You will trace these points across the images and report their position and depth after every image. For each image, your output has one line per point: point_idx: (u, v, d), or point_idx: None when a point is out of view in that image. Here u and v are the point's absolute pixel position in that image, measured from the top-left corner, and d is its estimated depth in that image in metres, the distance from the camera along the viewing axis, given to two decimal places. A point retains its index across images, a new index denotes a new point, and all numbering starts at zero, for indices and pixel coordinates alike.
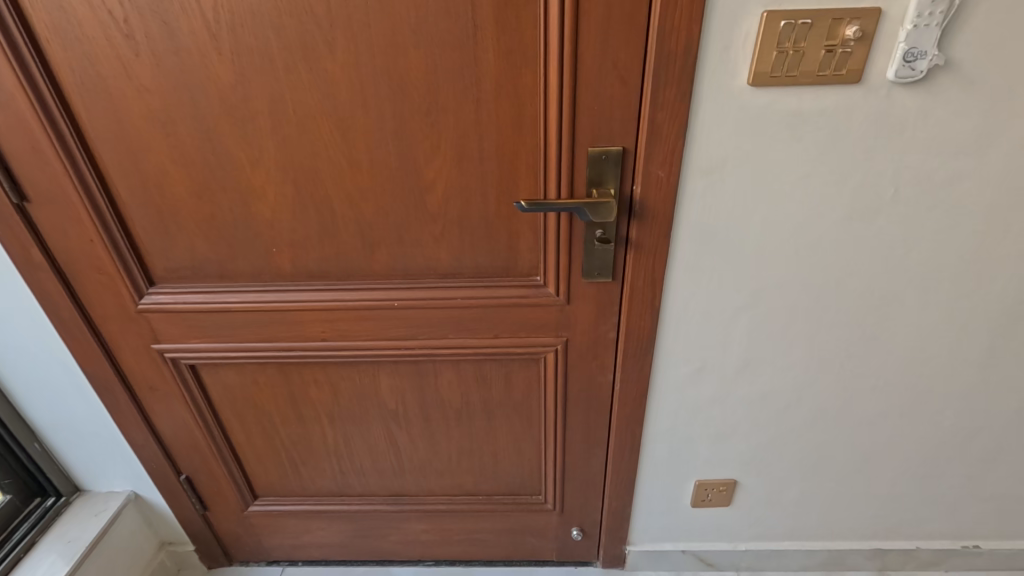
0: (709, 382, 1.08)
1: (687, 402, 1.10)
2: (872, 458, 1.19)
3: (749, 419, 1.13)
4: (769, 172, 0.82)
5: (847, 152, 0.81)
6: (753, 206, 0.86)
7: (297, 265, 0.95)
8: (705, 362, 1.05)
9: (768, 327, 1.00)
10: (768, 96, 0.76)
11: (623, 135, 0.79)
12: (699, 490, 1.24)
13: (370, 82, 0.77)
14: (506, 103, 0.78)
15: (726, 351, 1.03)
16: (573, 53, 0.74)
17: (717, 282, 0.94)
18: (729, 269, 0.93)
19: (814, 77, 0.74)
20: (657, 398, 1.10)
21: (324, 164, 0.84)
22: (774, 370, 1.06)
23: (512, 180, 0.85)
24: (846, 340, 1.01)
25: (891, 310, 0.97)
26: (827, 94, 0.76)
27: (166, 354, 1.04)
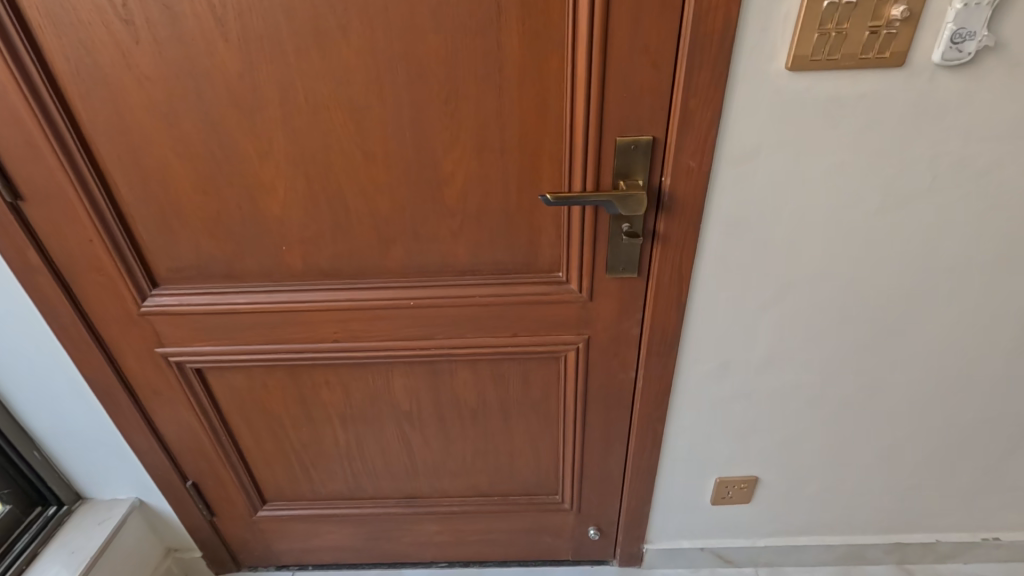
0: (732, 378, 1.05)
1: (710, 398, 1.08)
2: (896, 453, 1.17)
3: (773, 415, 1.11)
4: (803, 161, 0.79)
5: (886, 139, 0.77)
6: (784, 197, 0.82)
7: (308, 264, 0.90)
8: (729, 358, 1.02)
9: (794, 322, 0.97)
10: (806, 80, 0.72)
11: (652, 124, 0.76)
12: (720, 487, 1.22)
13: (386, 69, 0.73)
14: (530, 90, 0.74)
15: (752, 347, 1.00)
16: (603, 37, 0.69)
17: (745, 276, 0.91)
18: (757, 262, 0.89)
19: (856, 60, 0.70)
20: (679, 395, 1.07)
21: (336, 157, 0.80)
22: (799, 365, 1.03)
23: (535, 172, 0.81)
24: (875, 334, 0.99)
25: (921, 303, 0.95)
26: (867, 78, 0.72)
27: (171, 358, 1.00)
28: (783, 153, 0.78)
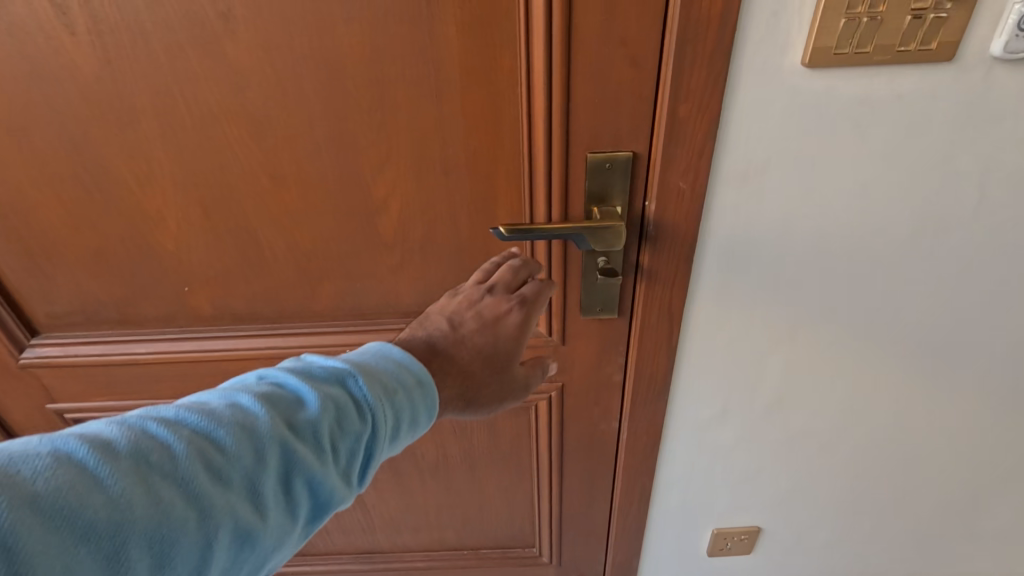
0: (734, 426, 0.90)
1: (707, 448, 0.92)
2: (916, 503, 1.03)
3: (780, 465, 0.96)
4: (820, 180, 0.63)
5: (924, 152, 0.62)
6: (796, 222, 0.67)
7: (218, 307, 0.74)
8: (730, 404, 0.87)
9: (806, 363, 0.82)
10: (828, 80, 0.57)
11: (633, 137, 0.60)
12: (718, 538, 1.08)
13: (288, 70, 0.56)
14: (475, 95, 0.58)
15: (756, 390, 0.85)
16: (566, 25, 0.53)
17: (747, 313, 0.76)
18: (763, 297, 0.74)
19: (893, 54, 0.54)
20: (672, 445, 0.91)
21: (238, 180, 0.63)
22: (811, 410, 0.88)
23: (488, 197, 0.65)
24: (899, 373, 0.84)
25: (954, 340, 0.80)
26: (906, 75, 0.57)
27: (68, 415, 0.84)
28: (796, 169, 0.62)
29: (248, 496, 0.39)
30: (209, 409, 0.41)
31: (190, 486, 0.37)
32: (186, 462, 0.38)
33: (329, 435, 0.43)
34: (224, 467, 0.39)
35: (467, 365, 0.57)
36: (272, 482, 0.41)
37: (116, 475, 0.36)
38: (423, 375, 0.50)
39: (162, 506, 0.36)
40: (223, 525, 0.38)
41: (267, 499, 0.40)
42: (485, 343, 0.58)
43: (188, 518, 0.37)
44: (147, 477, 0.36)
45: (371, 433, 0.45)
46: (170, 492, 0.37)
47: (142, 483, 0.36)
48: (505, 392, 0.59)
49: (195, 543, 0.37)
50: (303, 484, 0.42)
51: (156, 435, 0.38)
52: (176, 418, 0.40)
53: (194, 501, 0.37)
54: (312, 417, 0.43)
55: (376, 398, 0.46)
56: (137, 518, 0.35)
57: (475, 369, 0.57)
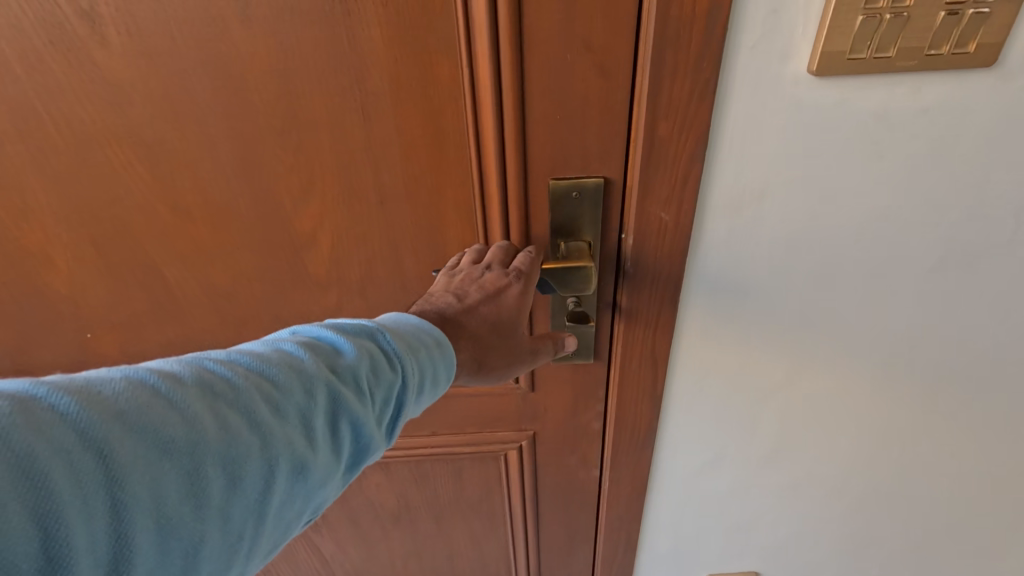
0: (729, 473, 0.80)
1: (698, 495, 0.82)
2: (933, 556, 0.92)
3: (781, 512, 0.86)
4: (828, 208, 0.53)
5: (953, 175, 0.52)
6: (800, 256, 0.57)
7: (128, 355, 0.64)
8: (724, 449, 0.77)
9: (810, 407, 0.72)
10: (839, 91, 0.46)
11: (604, 160, 0.50)
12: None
13: (176, 84, 0.46)
14: (410, 111, 0.47)
15: (753, 435, 0.75)
16: (516, 26, 0.43)
17: (743, 354, 0.66)
18: (761, 337, 0.64)
19: (922, 58, 0.44)
20: (659, 493, 0.82)
21: (132, 212, 0.53)
22: (815, 456, 0.78)
23: (436, 230, 0.55)
24: (917, 418, 0.74)
25: (982, 384, 0.70)
26: (933, 84, 0.46)
27: None
28: (800, 196, 0.52)
29: (303, 433, 0.35)
30: (255, 352, 0.37)
31: (251, 416, 0.33)
32: (247, 392, 0.34)
33: (375, 378, 0.39)
34: (281, 403, 0.35)
35: (475, 336, 0.48)
36: (323, 422, 0.36)
37: (186, 398, 0.32)
38: (441, 345, 0.43)
39: (227, 434, 0.32)
40: (282, 458, 0.34)
41: (321, 436, 0.36)
42: (491, 315, 0.49)
43: (250, 449, 0.33)
44: (213, 404, 0.33)
45: (411, 382, 0.40)
46: (234, 419, 0.33)
47: (209, 409, 0.32)
48: (514, 365, 0.51)
49: (257, 473, 0.33)
50: (353, 428, 0.37)
51: (213, 368, 0.34)
52: (227, 356, 0.36)
53: (257, 430, 0.33)
54: (353, 360, 0.38)
55: (404, 350, 0.41)
56: (208, 443, 0.31)
57: (485, 339, 0.48)
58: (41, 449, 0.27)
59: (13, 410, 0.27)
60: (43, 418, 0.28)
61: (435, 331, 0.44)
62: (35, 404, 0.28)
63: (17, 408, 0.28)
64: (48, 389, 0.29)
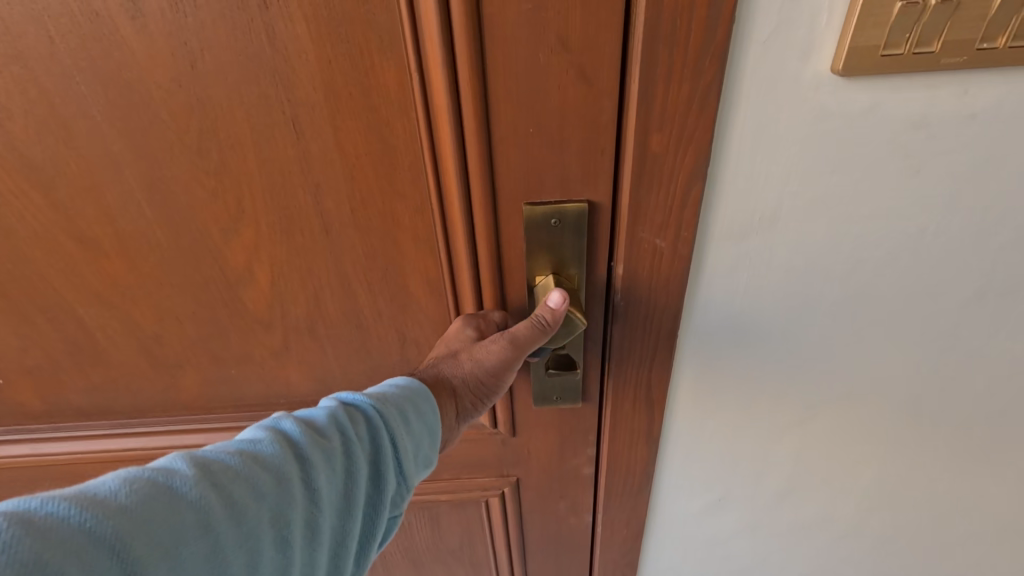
0: (739, 524, 0.71)
1: (703, 545, 0.74)
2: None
3: (796, 564, 0.77)
4: (854, 234, 0.45)
5: (1007, 190, 0.43)
6: (819, 290, 0.48)
7: (50, 402, 0.56)
8: (733, 501, 0.68)
9: (832, 456, 0.63)
10: (872, 95, 0.38)
11: (587, 181, 0.41)
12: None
13: (61, 94, 0.37)
14: (351, 126, 0.39)
15: (765, 484, 0.66)
16: (472, 20, 0.34)
17: (753, 398, 0.57)
18: (772, 379, 0.55)
19: (971, 54, 0.35)
20: (659, 542, 0.73)
21: (33, 245, 0.45)
22: (837, 506, 0.69)
23: (392, 263, 0.46)
24: (956, 468, 0.64)
25: None
26: (986, 83, 0.38)
27: None
28: (820, 222, 0.44)
29: (308, 497, 0.34)
30: (240, 437, 0.35)
31: (256, 486, 0.32)
32: (249, 467, 0.33)
33: (364, 430, 0.39)
34: (284, 470, 0.34)
35: (439, 375, 0.46)
36: (330, 484, 0.36)
37: (189, 481, 0.30)
38: (409, 382, 0.43)
39: (235, 509, 0.31)
40: (295, 521, 0.33)
41: (329, 497, 0.35)
42: (439, 351, 0.48)
43: (263, 520, 0.32)
44: (218, 482, 0.31)
45: (400, 424, 0.40)
46: (240, 492, 0.31)
47: (214, 487, 0.31)
48: (497, 382, 0.47)
49: (274, 542, 0.32)
50: (358, 486, 0.37)
51: (206, 454, 0.33)
52: (216, 445, 0.34)
53: (264, 500, 0.32)
54: (338, 418, 0.38)
55: (393, 403, 0.41)
56: (219, 523, 0.30)
57: (441, 371, 0.46)
58: (51, 553, 0.25)
59: (10, 522, 0.25)
60: (41, 526, 0.25)
61: (402, 379, 0.44)
62: (30, 514, 0.25)
63: (11, 520, 0.25)
64: (40, 499, 0.26)
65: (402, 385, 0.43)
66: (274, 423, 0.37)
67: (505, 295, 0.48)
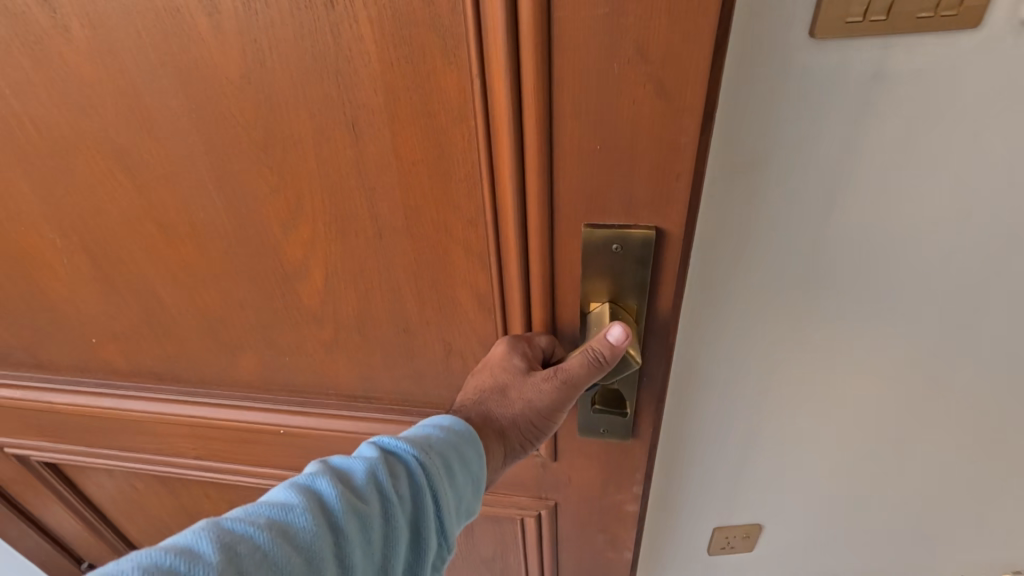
0: (797, 518, 0.70)
1: (778, 538, 0.74)
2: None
3: (830, 553, 0.76)
4: (831, 213, 0.43)
5: (1002, 151, 0.40)
6: (873, 275, 0.46)
7: (132, 364, 0.60)
8: (800, 496, 0.67)
9: (855, 446, 0.61)
10: (855, 74, 0.37)
11: (656, 207, 0.37)
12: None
13: (148, 88, 0.39)
14: (411, 133, 0.38)
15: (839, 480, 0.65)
16: (541, 29, 0.31)
17: (818, 396, 0.56)
18: (811, 374, 0.54)
19: (910, 22, 0.34)
20: (734, 542, 0.74)
21: (121, 225, 0.48)
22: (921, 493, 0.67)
23: (442, 272, 0.45)
24: None
25: None
26: (936, 47, 0.36)
27: (11, 450, 0.75)
28: (834, 205, 0.43)
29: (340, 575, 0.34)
30: (272, 500, 0.35)
31: (286, 571, 0.31)
32: (279, 546, 0.32)
33: (403, 487, 0.39)
34: (316, 548, 0.33)
35: (487, 414, 0.45)
36: (363, 558, 0.35)
37: (213, 570, 0.29)
38: (454, 425, 0.43)
39: None
40: None
41: (363, 571, 0.35)
42: (482, 384, 0.46)
43: None
44: (244, 569, 0.30)
45: (443, 477, 0.40)
46: None
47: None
48: (547, 418, 0.45)
49: None
50: (392, 555, 0.37)
51: (233, 529, 0.32)
52: (245, 513, 0.33)
53: None
54: (376, 479, 0.37)
55: (435, 458, 0.40)
56: None
57: (488, 408, 0.45)
58: None
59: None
60: None
61: (445, 419, 0.44)
62: None
63: None
64: None
65: (446, 428, 0.43)
66: (308, 479, 0.37)
67: (556, 318, 0.45)
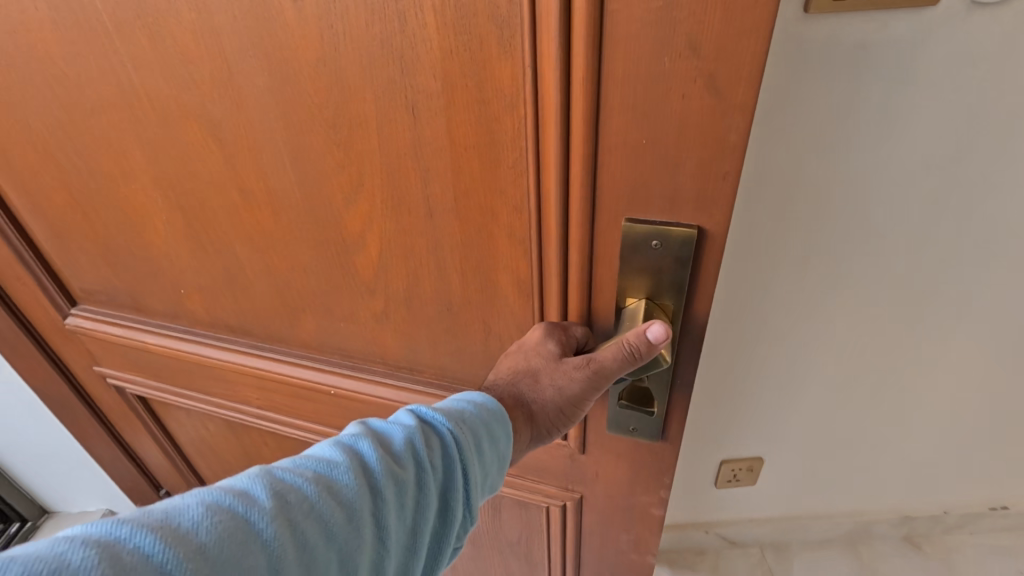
0: (807, 419, 0.85)
1: (791, 439, 0.89)
2: (962, 509, 1.06)
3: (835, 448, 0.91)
4: (843, 167, 0.54)
5: (980, 109, 0.50)
6: (874, 212, 0.59)
7: (213, 314, 0.67)
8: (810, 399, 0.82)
9: (857, 355, 0.75)
10: (869, 56, 0.47)
11: (699, 205, 0.36)
12: (756, 553, 1.10)
13: (240, 67, 0.43)
14: (465, 116, 0.39)
15: (844, 384, 0.79)
16: (594, 21, 0.32)
17: (827, 312, 0.69)
18: (821, 295, 0.67)
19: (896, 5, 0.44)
20: (753, 442, 0.90)
21: (210, 188, 0.54)
22: (909, 393, 0.81)
23: (486, 254, 0.46)
24: None
25: None
26: (936, 24, 0.45)
27: (111, 381, 0.85)
28: (845, 160, 0.54)
29: (376, 535, 0.35)
30: (318, 455, 0.36)
31: (329, 525, 0.33)
32: (323, 501, 0.33)
33: (439, 456, 0.40)
34: (356, 507, 0.34)
35: (519, 394, 0.46)
36: (396, 522, 0.36)
37: (265, 516, 0.31)
38: (487, 403, 0.44)
39: (303, 550, 0.32)
40: (361, 561, 0.34)
41: (395, 533, 0.36)
42: (516, 365, 0.47)
43: (330, 562, 0.33)
44: (292, 518, 0.32)
45: (475, 454, 0.41)
46: (313, 530, 0.32)
47: (288, 525, 0.32)
48: (575, 405, 0.46)
49: None
50: (423, 522, 0.38)
51: (283, 478, 0.33)
52: (293, 464, 0.35)
53: (334, 540, 0.33)
54: (415, 445, 0.39)
55: (470, 433, 0.41)
56: (288, 565, 0.31)
57: (520, 388, 0.46)
58: None
59: (100, 560, 0.26)
60: (127, 563, 0.27)
61: (478, 396, 0.45)
62: (119, 547, 0.27)
63: (102, 554, 0.27)
64: (129, 527, 0.28)
65: (480, 404, 0.44)
66: (351, 437, 0.38)
67: (592, 308, 0.45)
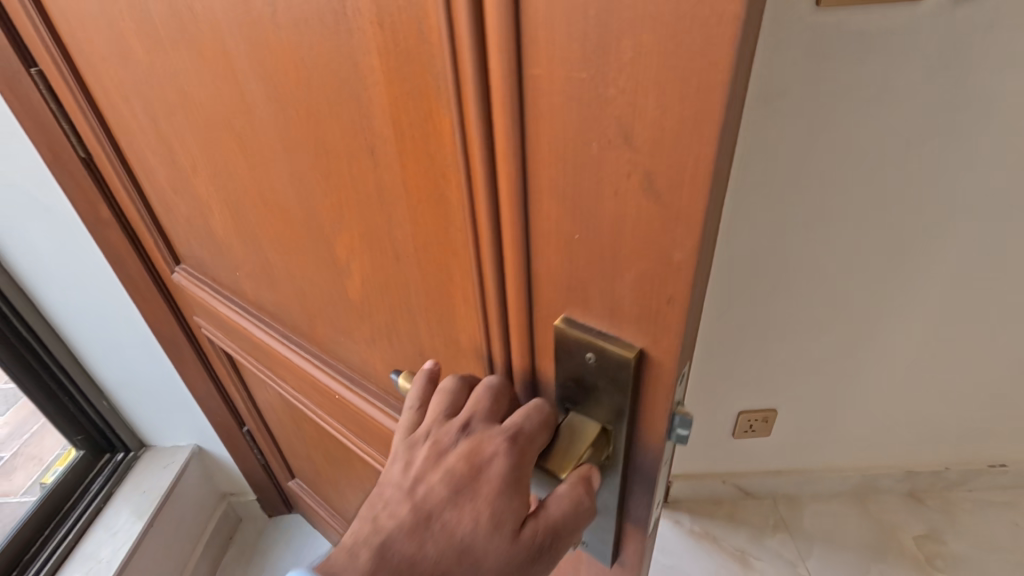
0: (824, 328, 1.09)
1: (811, 352, 1.13)
2: (961, 465, 1.36)
3: (848, 364, 1.15)
4: (852, 113, 0.84)
5: (940, 77, 0.81)
6: (871, 148, 0.87)
7: (259, 298, 0.73)
8: (825, 307, 1.06)
9: (860, 267, 1.00)
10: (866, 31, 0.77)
11: (638, 326, 0.28)
12: (769, 504, 1.37)
13: (247, 88, 0.44)
14: (416, 167, 0.35)
15: (851, 297, 1.04)
16: (513, 88, 0.25)
17: (834, 228, 0.96)
18: (835, 212, 0.94)
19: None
20: (782, 352, 1.13)
21: (241, 191, 0.57)
22: (909, 311, 1.07)
23: (445, 310, 0.42)
24: None
25: None
26: (908, 20, 0.76)
27: (204, 329, 0.98)
28: (854, 107, 0.83)
29: None
30: None
31: None
32: None
33: None
34: None
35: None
36: None
37: None
38: None
39: None
40: None
41: None
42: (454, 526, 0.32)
43: None
44: None
45: None
46: None
47: None
48: None
49: None
50: None
51: None
52: None
53: None
54: None
55: None
56: None
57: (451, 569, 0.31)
58: None
59: None
60: None
61: None
62: None
63: None
64: None
65: None
66: None
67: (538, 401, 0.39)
